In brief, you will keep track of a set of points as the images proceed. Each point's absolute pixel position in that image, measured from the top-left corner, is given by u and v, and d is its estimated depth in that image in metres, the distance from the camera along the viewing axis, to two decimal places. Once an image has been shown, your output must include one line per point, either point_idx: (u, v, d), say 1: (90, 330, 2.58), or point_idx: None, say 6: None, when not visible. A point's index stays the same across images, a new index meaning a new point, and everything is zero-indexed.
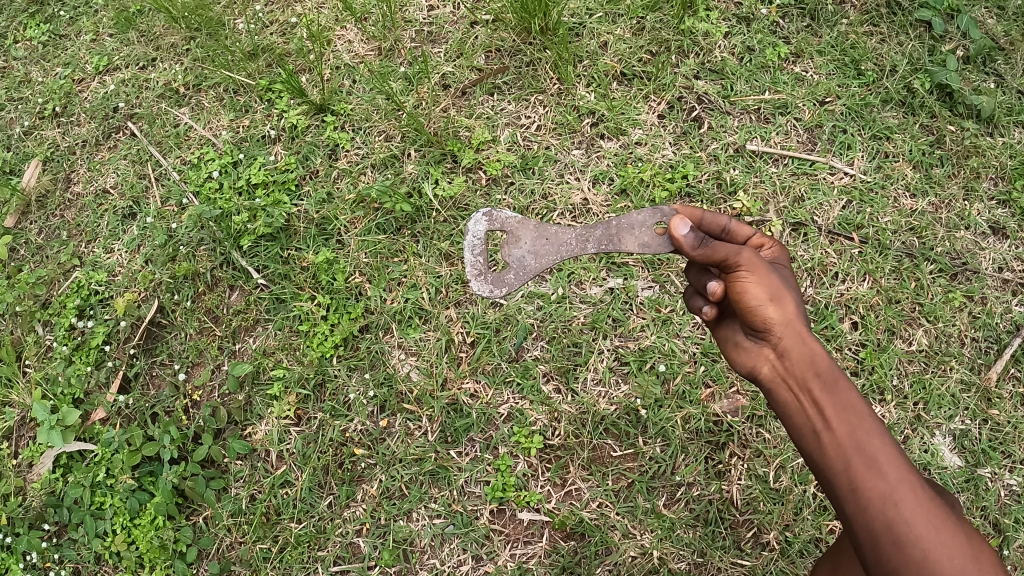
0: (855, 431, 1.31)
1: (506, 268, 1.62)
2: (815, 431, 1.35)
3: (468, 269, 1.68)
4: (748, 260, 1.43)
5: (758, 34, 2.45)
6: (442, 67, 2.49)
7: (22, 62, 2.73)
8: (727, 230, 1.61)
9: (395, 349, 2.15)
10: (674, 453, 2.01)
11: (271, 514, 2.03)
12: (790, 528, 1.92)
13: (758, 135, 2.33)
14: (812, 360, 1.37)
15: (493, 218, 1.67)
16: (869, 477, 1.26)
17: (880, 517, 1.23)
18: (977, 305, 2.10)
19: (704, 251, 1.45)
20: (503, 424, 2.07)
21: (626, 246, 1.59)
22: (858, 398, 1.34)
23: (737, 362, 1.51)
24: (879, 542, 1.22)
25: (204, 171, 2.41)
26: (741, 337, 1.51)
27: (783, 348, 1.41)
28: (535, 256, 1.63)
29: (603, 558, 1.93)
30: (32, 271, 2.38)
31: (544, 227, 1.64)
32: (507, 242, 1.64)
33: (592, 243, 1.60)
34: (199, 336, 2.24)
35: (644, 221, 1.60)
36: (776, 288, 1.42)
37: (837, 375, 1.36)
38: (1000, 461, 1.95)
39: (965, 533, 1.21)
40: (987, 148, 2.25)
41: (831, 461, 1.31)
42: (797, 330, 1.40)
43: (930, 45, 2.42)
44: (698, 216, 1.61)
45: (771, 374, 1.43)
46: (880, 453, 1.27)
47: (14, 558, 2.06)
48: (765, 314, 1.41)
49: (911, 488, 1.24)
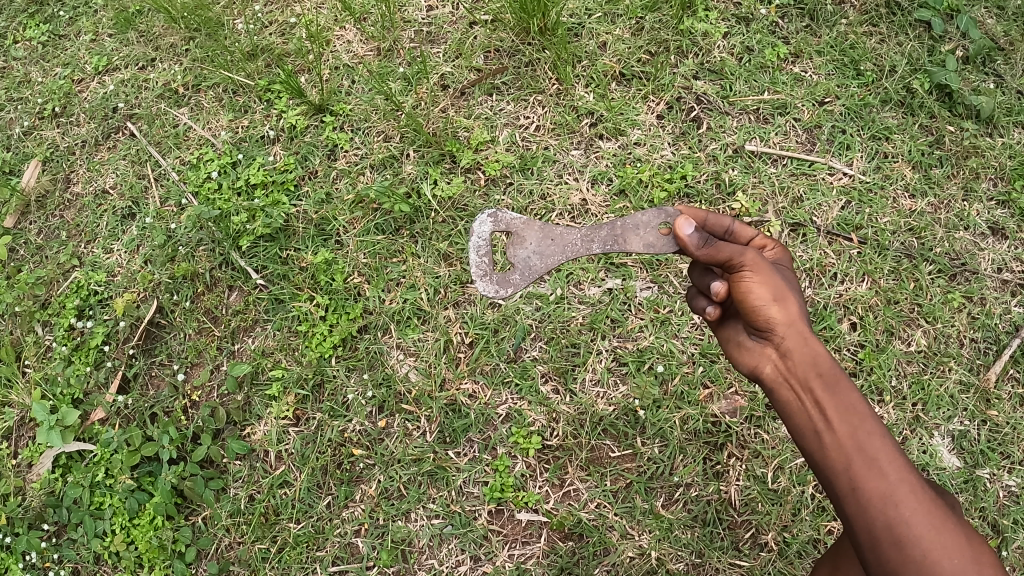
0: (857, 431, 1.30)
1: (511, 268, 1.62)
2: (817, 432, 1.35)
3: (473, 270, 1.67)
4: (752, 260, 1.42)
5: (757, 34, 2.45)
6: (441, 68, 2.49)
7: (22, 62, 2.73)
8: (731, 230, 1.60)
9: (394, 349, 2.16)
10: (672, 454, 2.01)
11: (270, 514, 2.03)
12: (788, 529, 1.92)
13: (757, 136, 2.33)
14: (815, 360, 1.37)
15: (498, 220, 1.67)
16: (870, 478, 1.26)
17: (881, 517, 1.23)
18: (976, 306, 2.10)
19: (707, 250, 1.47)
20: (501, 425, 2.07)
21: (631, 247, 1.59)
22: (859, 399, 1.34)
23: (739, 361, 1.50)
24: (879, 543, 1.22)
25: (203, 171, 2.42)
26: (743, 337, 1.50)
27: (785, 348, 1.40)
28: (540, 257, 1.63)
29: (601, 559, 1.93)
30: (32, 272, 2.38)
31: (549, 228, 1.64)
32: (513, 243, 1.65)
33: (597, 243, 1.59)
34: (198, 336, 2.24)
35: (648, 222, 1.60)
36: (780, 288, 1.41)
37: (839, 376, 1.36)
38: (998, 461, 1.95)
39: (966, 535, 1.21)
40: (986, 148, 2.25)
41: (832, 461, 1.31)
42: (799, 330, 1.39)
43: (929, 45, 2.41)
44: (702, 216, 1.60)
45: (773, 373, 1.42)
46: (881, 454, 1.27)
47: (14, 558, 2.06)
48: (768, 315, 1.40)
49: (912, 489, 1.24)
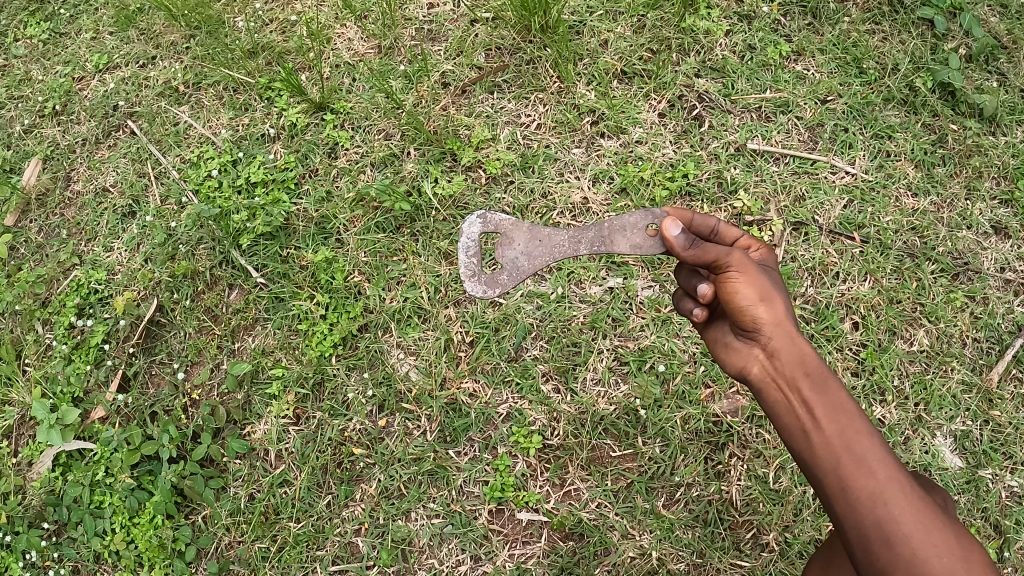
0: (845, 431, 1.30)
1: (499, 268, 1.63)
2: (806, 432, 1.34)
3: (462, 270, 1.69)
4: (739, 260, 1.42)
5: (759, 32, 2.44)
6: (442, 66, 2.48)
7: (22, 60, 2.73)
8: (717, 231, 1.60)
9: (394, 348, 2.15)
10: (673, 453, 2.01)
11: (269, 514, 2.03)
12: (789, 530, 1.91)
13: (759, 134, 2.32)
14: (802, 360, 1.37)
15: (488, 221, 1.68)
16: (858, 477, 1.25)
17: (871, 516, 1.22)
18: (979, 306, 2.09)
19: (695, 251, 1.46)
20: (502, 424, 2.06)
21: (618, 248, 1.59)
22: (847, 398, 1.33)
23: (727, 363, 1.49)
24: (870, 543, 1.22)
25: (203, 170, 2.41)
26: (731, 337, 1.50)
27: (773, 348, 1.39)
28: (528, 257, 1.63)
29: (602, 559, 1.93)
30: (32, 270, 2.37)
31: (538, 229, 1.64)
32: (502, 243, 1.65)
33: (584, 245, 1.59)
34: (198, 335, 2.23)
35: (636, 223, 1.60)
36: (766, 288, 1.40)
37: (827, 375, 1.36)
38: (1000, 462, 1.94)
39: (956, 534, 1.20)
40: (990, 147, 2.24)
41: (821, 461, 1.30)
42: (787, 330, 1.38)
43: (932, 44, 2.40)
44: (688, 217, 1.60)
45: (761, 374, 1.42)
46: (870, 454, 1.27)
47: (14, 556, 2.06)
48: (756, 315, 1.39)
49: (900, 487, 1.23)
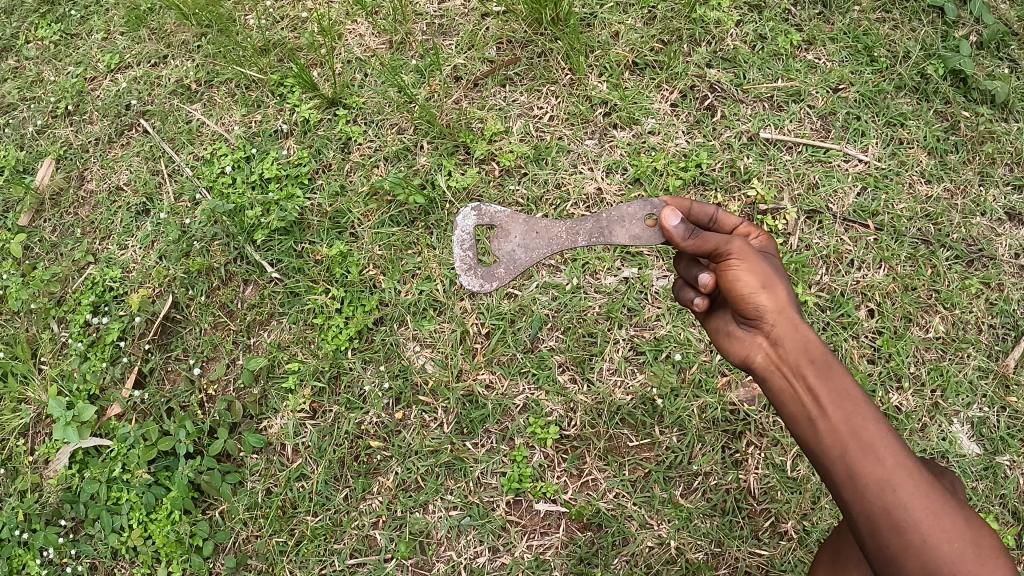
0: (851, 416, 1.30)
1: (495, 262, 1.65)
2: (811, 419, 1.33)
3: (458, 263, 1.70)
4: (739, 248, 1.41)
5: (769, 22, 2.44)
6: (454, 60, 2.49)
7: (34, 61, 2.74)
8: (715, 219, 1.61)
9: (410, 341, 2.16)
10: (690, 443, 2.01)
11: (287, 507, 2.04)
12: (807, 518, 1.91)
13: (772, 123, 2.32)
14: (806, 347, 1.36)
15: (482, 213, 1.69)
16: (866, 464, 1.25)
17: (879, 503, 1.22)
18: (994, 292, 2.09)
19: (694, 240, 1.45)
20: (519, 415, 2.07)
21: (616, 239, 1.59)
22: (852, 383, 1.33)
23: (730, 352, 1.49)
24: (878, 529, 1.22)
25: (217, 167, 2.42)
26: (733, 327, 1.49)
27: (775, 335, 1.38)
28: (524, 250, 1.65)
29: (620, 549, 1.93)
30: (46, 269, 2.38)
31: (534, 220, 1.66)
32: (497, 236, 1.67)
33: (582, 236, 1.60)
34: (213, 330, 2.25)
35: (634, 213, 1.60)
36: (768, 276, 1.40)
37: (831, 361, 1.35)
38: (1018, 448, 1.93)
39: (966, 519, 1.21)
40: (1003, 133, 2.24)
41: (827, 448, 1.30)
42: (789, 317, 1.38)
43: (943, 31, 2.40)
44: (687, 206, 1.60)
45: (765, 362, 1.41)
46: (876, 439, 1.27)
47: (31, 554, 2.07)
48: (757, 303, 1.39)
49: (908, 473, 1.23)
